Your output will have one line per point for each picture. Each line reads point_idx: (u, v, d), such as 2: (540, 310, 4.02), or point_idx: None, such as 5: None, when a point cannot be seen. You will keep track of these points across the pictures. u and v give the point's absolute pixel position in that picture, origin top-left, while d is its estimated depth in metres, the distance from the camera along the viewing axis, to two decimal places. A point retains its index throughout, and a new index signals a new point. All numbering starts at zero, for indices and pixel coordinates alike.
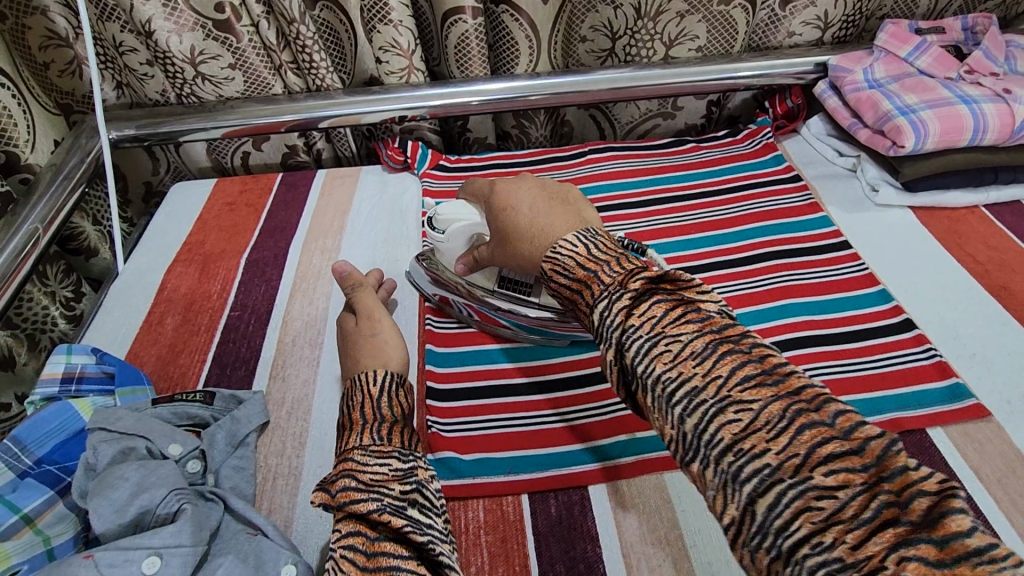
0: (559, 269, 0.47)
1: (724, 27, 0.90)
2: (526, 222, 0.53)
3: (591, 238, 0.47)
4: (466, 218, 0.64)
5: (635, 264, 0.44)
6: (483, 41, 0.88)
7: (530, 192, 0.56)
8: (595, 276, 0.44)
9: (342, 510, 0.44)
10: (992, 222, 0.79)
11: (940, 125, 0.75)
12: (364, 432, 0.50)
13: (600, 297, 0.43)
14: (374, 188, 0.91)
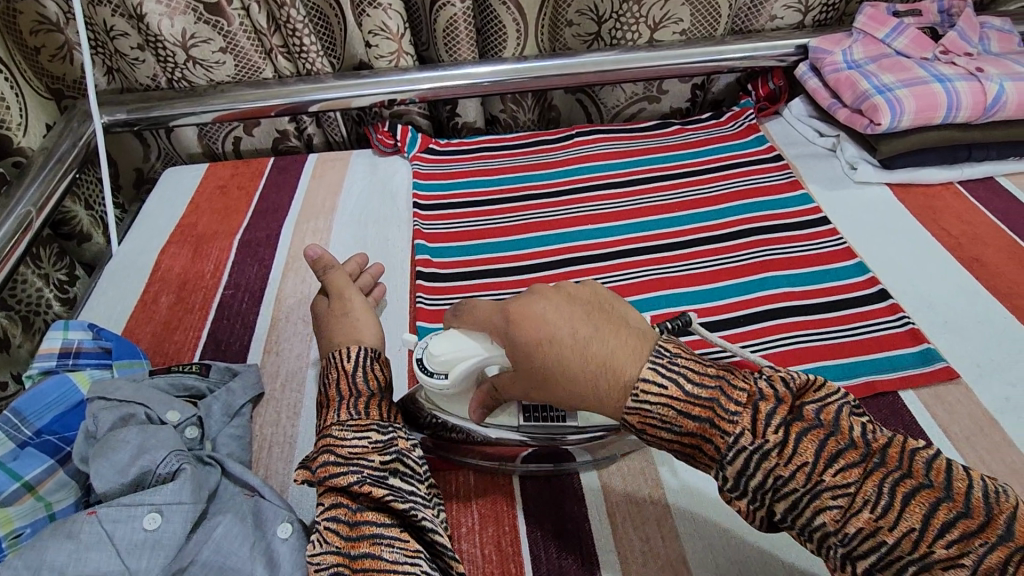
0: (657, 423, 0.41)
1: (707, 11, 0.92)
2: (574, 352, 0.43)
3: (672, 366, 0.41)
4: (466, 353, 0.48)
5: (744, 388, 0.40)
6: (471, 24, 0.90)
7: (561, 314, 0.44)
8: (713, 423, 0.39)
9: (325, 487, 0.46)
10: (966, 198, 0.82)
11: (915, 103, 0.77)
12: (341, 408, 0.51)
13: (727, 453, 0.38)
14: (365, 172, 0.93)
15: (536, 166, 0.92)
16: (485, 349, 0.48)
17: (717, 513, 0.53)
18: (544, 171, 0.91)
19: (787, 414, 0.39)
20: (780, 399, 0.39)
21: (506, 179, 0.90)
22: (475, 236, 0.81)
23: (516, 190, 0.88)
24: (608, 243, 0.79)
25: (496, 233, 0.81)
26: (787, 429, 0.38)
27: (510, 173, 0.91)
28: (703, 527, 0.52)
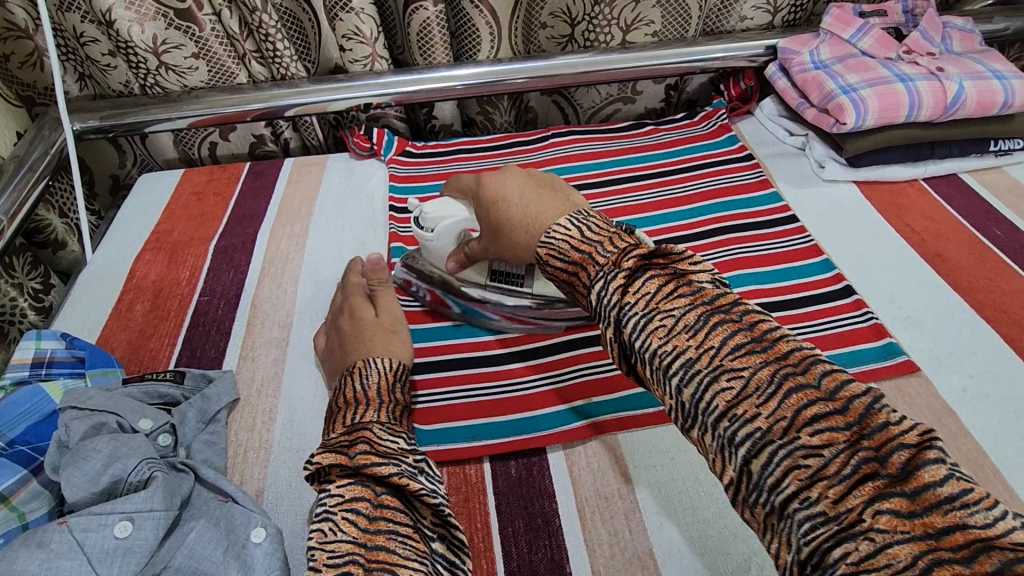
0: (555, 254, 0.49)
1: (678, 12, 0.93)
2: (516, 207, 0.55)
3: (584, 220, 0.49)
4: (453, 215, 0.66)
5: (627, 243, 0.46)
6: (445, 28, 0.90)
7: (518, 182, 0.58)
8: (590, 257, 0.46)
9: (359, 472, 0.46)
10: (930, 194, 0.84)
11: (879, 103, 0.79)
12: (379, 410, 0.54)
13: (596, 277, 0.45)
14: (341, 176, 0.93)
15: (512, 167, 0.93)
16: (467, 211, 0.66)
17: (685, 509, 0.54)
18: None
19: (738, 336, 0.39)
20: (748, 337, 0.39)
21: None
22: None
23: None
24: None
25: None
26: (733, 349, 0.38)
27: None
28: (670, 521, 0.53)
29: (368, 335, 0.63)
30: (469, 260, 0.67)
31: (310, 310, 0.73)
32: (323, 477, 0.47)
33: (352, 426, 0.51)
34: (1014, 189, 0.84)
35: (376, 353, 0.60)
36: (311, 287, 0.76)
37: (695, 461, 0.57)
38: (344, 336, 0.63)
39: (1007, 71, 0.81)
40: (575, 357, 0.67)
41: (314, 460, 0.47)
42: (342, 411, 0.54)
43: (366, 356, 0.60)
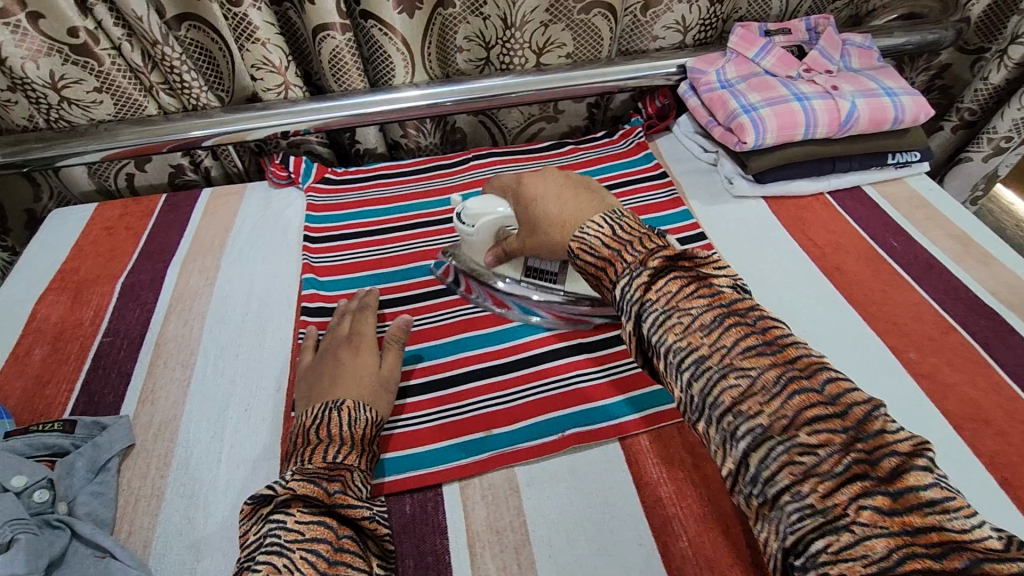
0: (587, 249, 0.54)
1: (589, 34, 0.94)
2: (552, 201, 0.60)
3: (617, 220, 0.54)
4: (493, 211, 0.68)
5: (655, 245, 0.52)
6: (357, 55, 0.90)
7: (558, 183, 0.62)
8: (619, 254, 0.51)
9: (328, 511, 0.49)
10: (833, 208, 0.87)
11: (777, 122, 0.81)
12: (360, 454, 0.56)
13: (622, 275, 0.50)
14: (258, 206, 0.92)
15: (432, 192, 0.94)
16: (506, 209, 0.67)
17: (575, 539, 0.55)
18: (439, 197, 0.92)
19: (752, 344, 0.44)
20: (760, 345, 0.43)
21: (401, 208, 0.91)
22: (367, 267, 0.82)
23: (409, 219, 0.89)
24: None
25: (388, 263, 0.82)
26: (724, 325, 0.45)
27: (405, 201, 0.92)
28: (559, 552, 0.54)
29: (362, 372, 0.63)
30: (506, 256, 0.69)
31: (217, 348, 0.72)
32: (280, 507, 0.49)
33: (331, 462, 0.53)
34: (911, 201, 0.87)
35: (354, 395, 0.60)
36: (218, 324, 0.75)
37: (586, 489, 0.59)
38: (331, 366, 0.64)
39: (898, 88, 0.84)
40: (479, 388, 0.68)
41: (288, 487, 0.49)
42: (317, 439, 0.55)
43: (355, 396, 0.60)
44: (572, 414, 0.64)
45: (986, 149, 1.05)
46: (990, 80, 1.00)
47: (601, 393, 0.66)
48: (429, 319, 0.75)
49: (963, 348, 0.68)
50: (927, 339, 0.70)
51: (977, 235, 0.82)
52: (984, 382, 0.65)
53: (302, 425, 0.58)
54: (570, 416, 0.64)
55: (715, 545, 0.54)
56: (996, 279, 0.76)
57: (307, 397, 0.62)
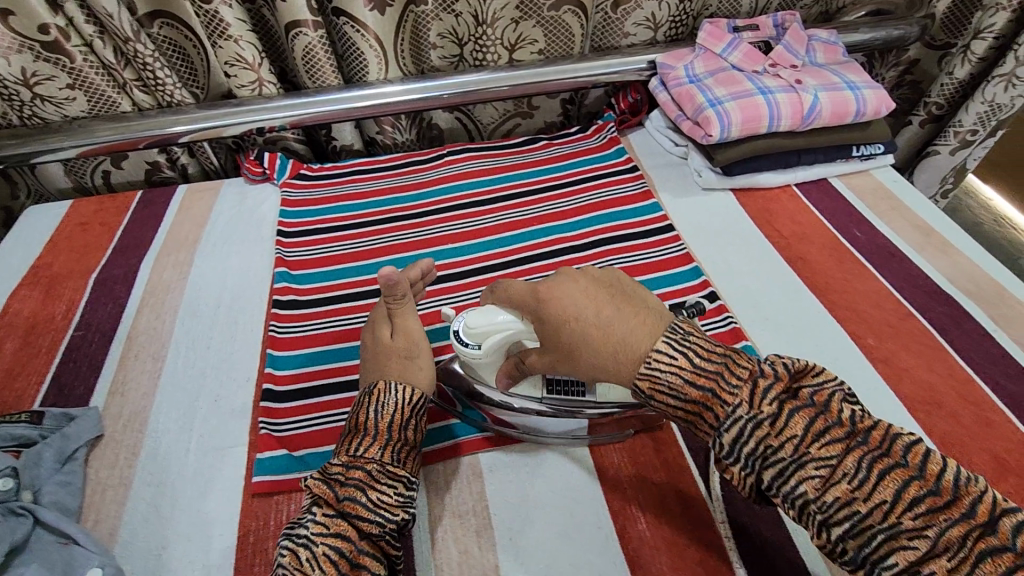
0: (664, 389, 0.48)
1: (560, 31, 0.96)
2: (593, 325, 0.51)
3: (685, 343, 0.48)
4: (505, 327, 0.55)
5: (746, 367, 0.46)
6: (330, 52, 0.91)
7: (585, 291, 0.53)
8: (714, 395, 0.46)
9: (341, 517, 0.47)
10: (800, 200, 0.88)
11: (741, 115, 0.83)
12: (385, 447, 0.52)
13: (726, 419, 0.45)
14: (233, 201, 0.93)
15: (407, 187, 0.95)
16: (521, 322, 0.55)
17: (535, 522, 0.56)
18: (414, 192, 0.93)
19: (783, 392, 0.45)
20: (780, 378, 0.46)
21: (374, 203, 0.92)
22: (339, 261, 0.83)
23: (383, 213, 0.90)
24: (465, 262, 0.82)
25: (360, 257, 0.83)
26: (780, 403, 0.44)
27: (379, 196, 0.93)
28: (519, 534, 0.55)
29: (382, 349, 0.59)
30: (524, 373, 0.57)
31: (189, 341, 0.73)
32: (311, 499, 0.49)
33: (354, 455, 0.51)
34: (876, 192, 0.89)
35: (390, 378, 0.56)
36: (190, 317, 0.76)
37: (548, 474, 0.60)
38: (370, 351, 0.61)
39: (861, 82, 0.86)
40: None
41: (308, 484, 0.49)
42: (351, 428, 0.53)
43: (389, 376, 0.57)
44: None
45: (953, 142, 1.07)
46: (955, 75, 1.02)
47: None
48: None
49: (920, 335, 0.70)
50: (886, 326, 0.71)
51: (938, 225, 0.83)
52: (939, 366, 0.67)
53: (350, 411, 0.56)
54: None
55: (673, 526, 0.55)
56: (955, 267, 0.78)
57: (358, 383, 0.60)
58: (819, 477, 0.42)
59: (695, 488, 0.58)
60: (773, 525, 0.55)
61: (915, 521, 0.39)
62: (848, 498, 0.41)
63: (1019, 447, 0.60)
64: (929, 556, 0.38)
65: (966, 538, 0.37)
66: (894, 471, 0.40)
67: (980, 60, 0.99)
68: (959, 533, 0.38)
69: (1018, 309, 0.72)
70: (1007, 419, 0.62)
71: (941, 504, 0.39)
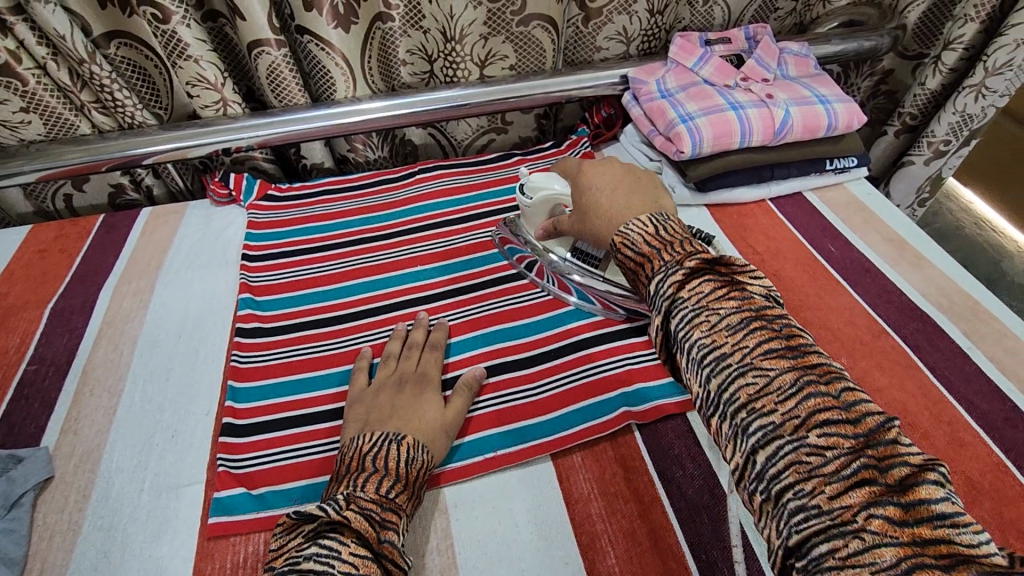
0: (629, 243, 0.54)
1: (531, 46, 0.94)
2: (606, 199, 0.62)
3: (663, 221, 0.55)
4: (551, 188, 0.73)
5: (694, 248, 0.52)
6: (295, 70, 0.89)
7: (614, 176, 0.65)
8: (659, 253, 0.51)
9: (376, 558, 0.47)
10: (774, 215, 0.88)
11: (712, 131, 0.82)
12: (408, 497, 0.53)
13: (658, 271, 0.50)
14: (198, 224, 0.91)
15: (377, 207, 0.93)
16: (563, 189, 0.72)
17: (503, 561, 0.54)
18: (384, 213, 0.92)
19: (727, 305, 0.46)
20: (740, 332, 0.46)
21: (344, 223, 0.90)
22: (308, 285, 0.80)
23: (351, 235, 0.88)
24: (437, 284, 0.81)
25: (329, 280, 0.81)
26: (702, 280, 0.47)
27: (348, 216, 0.91)
28: (483, 572, 0.53)
29: (424, 412, 0.60)
30: (557, 232, 0.73)
31: (147, 373, 0.71)
32: (331, 532, 0.47)
33: (384, 497, 0.51)
34: (850, 205, 0.89)
35: (410, 431, 0.58)
36: (149, 348, 0.73)
37: (516, 508, 0.58)
38: (391, 398, 0.62)
39: (832, 95, 0.85)
40: None
41: (345, 515, 0.48)
42: (378, 469, 0.53)
43: (415, 433, 0.58)
44: (494, 435, 0.63)
45: (927, 152, 1.07)
46: (927, 85, 1.02)
47: (535, 410, 0.65)
48: (367, 336, 0.74)
49: (894, 352, 0.69)
50: (859, 343, 0.70)
51: (911, 238, 0.83)
52: (912, 385, 0.66)
53: (358, 449, 0.55)
54: (489, 439, 0.63)
55: (642, 561, 0.54)
56: (928, 281, 0.77)
57: (361, 424, 0.59)
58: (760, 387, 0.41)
59: (665, 520, 0.57)
60: (744, 557, 0.54)
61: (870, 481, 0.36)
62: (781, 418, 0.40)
63: (991, 469, 0.59)
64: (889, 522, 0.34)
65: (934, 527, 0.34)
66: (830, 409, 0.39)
67: (950, 70, 0.99)
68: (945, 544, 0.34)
69: (991, 323, 0.72)
70: (980, 439, 0.61)
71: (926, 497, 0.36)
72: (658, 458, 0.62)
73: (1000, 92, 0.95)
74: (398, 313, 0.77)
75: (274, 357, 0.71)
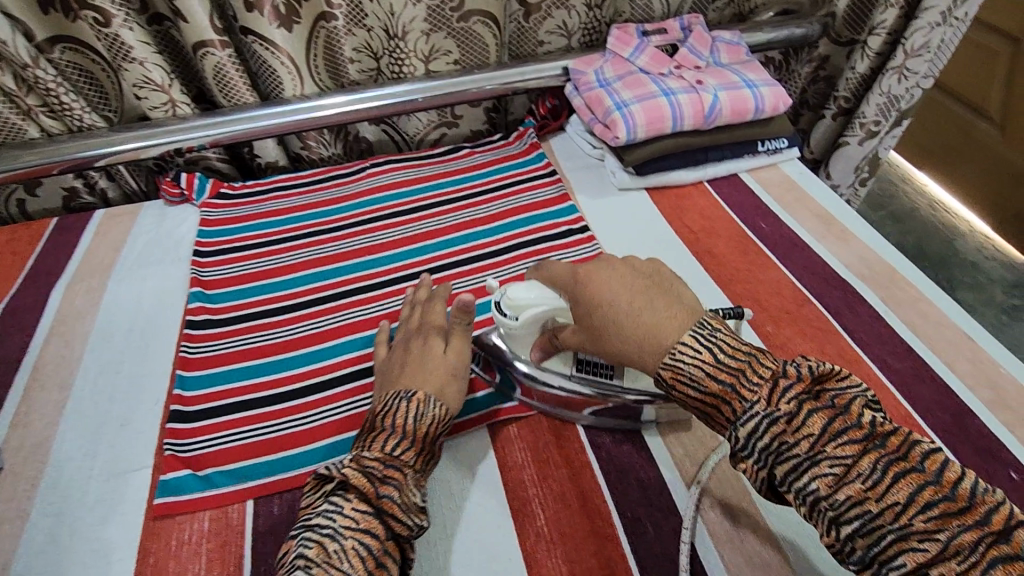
0: (686, 380, 0.49)
1: (473, 41, 0.97)
2: (620, 311, 0.53)
3: (713, 339, 0.49)
4: (541, 303, 0.60)
5: (770, 368, 0.47)
6: (242, 70, 0.91)
7: (623, 279, 0.56)
8: (734, 390, 0.47)
9: (378, 515, 0.48)
10: (710, 196, 0.91)
11: (645, 116, 0.85)
12: (416, 451, 0.54)
13: (741, 414, 0.46)
14: (152, 223, 0.92)
15: (328, 201, 0.95)
16: (560, 300, 0.60)
17: (440, 527, 0.57)
18: (334, 206, 0.94)
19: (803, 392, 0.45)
20: (801, 379, 0.46)
21: (296, 217, 0.92)
22: (258, 277, 0.83)
23: (302, 228, 0.90)
24: (384, 271, 0.83)
25: (279, 272, 0.83)
26: (799, 403, 0.45)
27: (299, 211, 0.93)
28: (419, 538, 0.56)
29: (429, 363, 0.61)
30: (555, 349, 0.62)
31: (97, 366, 0.72)
32: (337, 489, 0.50)
33: (389, 454, 0.52)
34: (783, 185, 0.93)
35: (416, 386, 0.58)
36: (100, 343, 0.75)
37: (454, 477, 0.61)
38: (408, 355, 0.63)
39: (760, 80, 0.89)
40: (348, 391, 0.69)
41: (344, 473, 0.50)
42: (378, 428, 0.55)
43: (425, 387, 0.58)
44: None
45: (860, 134, 1.12)
46: (857, 69, 1.07)
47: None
48: (316, 324, 0.76)
49: (815, 319, 0.73)
50: (785, 312, 0.74)
51: (839, 214, 0.87)
52: (831, 349, 0.70)
53: (375, 410, 0.57)
54: None
55: (571, 520, 0.57)
56: (852, 253, 0.81)
57: (381, 387, 0.62)
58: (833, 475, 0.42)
59: (594, 482, 0.60)
60: (667, 513, 0.57)
61: (926, 523, 0.38)
62: (860, 497, 0.40)
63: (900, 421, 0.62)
64: (938, 559, 0.37)
65: (979, 543, 0.37)
66: (906, 472, 0.40)
67: (876, 54, 1.04)
68: (971, 538, 0.37)
69: (906, 289, 0.76)
70: (891, 395, 0.65)
71: (954, 508, 0.39)
72: (590, 425, 0.65)
73: (921, 73, 1.01)
74: (346, 301, 0.79)
75: (222, 346, 0.74)
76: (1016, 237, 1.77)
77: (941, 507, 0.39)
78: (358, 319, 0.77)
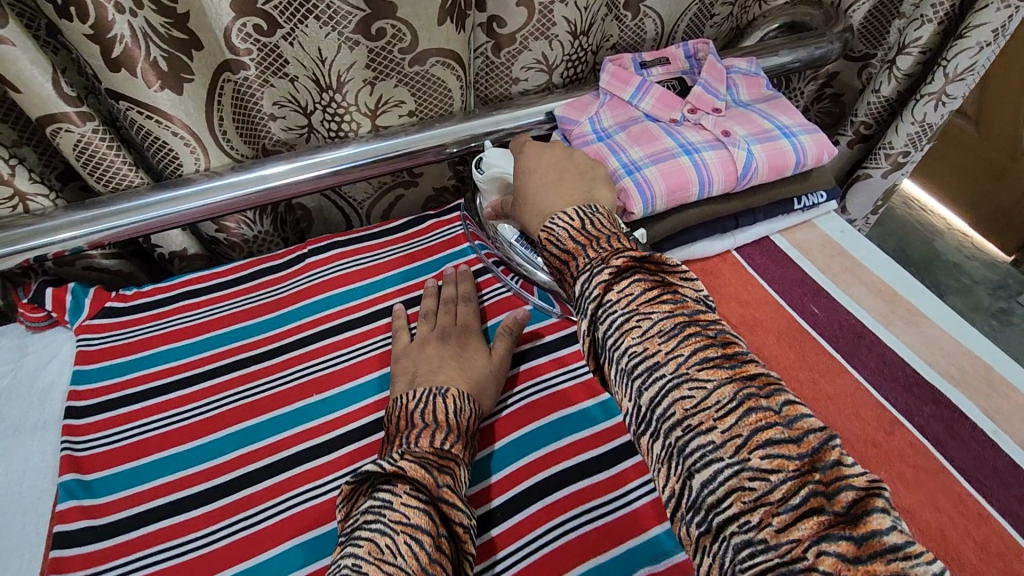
0: (554, 240, 0.49)
1: (433, 88, 0.76)
2: (531, 186, 0.55)
3: (590, 215, 0.50)
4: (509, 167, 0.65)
5: (623, 245, 0.47)
6: (117, 148, 0.67)
7: (553, 160, 0.57)
8: (584, 248, 0.47)
9: (431, 502, 0.48)
10: (742, 269, 0.74)
11: (666, 182, 0.66)
12: (463, 444, 0.55)
13: (583, 270, 0.46)
14: (6, 363, 0.67)
15: (256, 310, 0.72)
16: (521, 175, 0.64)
17: None
18: (265, 318, 0.71)
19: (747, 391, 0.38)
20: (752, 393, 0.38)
21: (212, 340, 0.69)
22: (161, 446, 0.60)
23: (223, 358, 0.68)
24: (341, 419, 0.63)
25: (192, 433, 0.61)
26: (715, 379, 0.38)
27: (218, 330, 0.70)
28: None
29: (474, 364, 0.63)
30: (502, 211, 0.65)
31: None
32: (384, 484, 0.49)
33: (439, 448, 0.53)
34: (824, 248, 0.76)
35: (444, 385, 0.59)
36: None
37: None
38: (437, 349, 0.64)
39: (796, 125, 0.72)
40: None
41: (399, 465, 0.50)
42: (401, 430, 0.56)
43: (460, 385, 0.60)
44: None
45: (884, 165, 0.97)
46: (882, 92, 0.92)
47: None
48: (250, 519, 0.56)
49: (911, 452, 0.57)
50: (872, 445, 0.57)
51: (901, 287, 0.71)
52: (943, 500, 0.54)
53: (404, 407, 0.58)
54: None
55: None
56: (928, 345, 0.65)
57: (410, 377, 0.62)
58: (690, 400, 0.38)
59: None
60: None
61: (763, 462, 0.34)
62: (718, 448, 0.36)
63: None
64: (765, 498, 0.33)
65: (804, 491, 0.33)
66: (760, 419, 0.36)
67: (906, 77, 0.89)
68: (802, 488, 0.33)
69: (1011, 397, 0.61)
70: None
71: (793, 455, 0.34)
72: None
73: (959, 98, 0.86)
74: (292, 474, 0.59)
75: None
76: (998, 236, 1.63)
77: (780, 445, 0.35)
78: (311, 503, 0.58)
